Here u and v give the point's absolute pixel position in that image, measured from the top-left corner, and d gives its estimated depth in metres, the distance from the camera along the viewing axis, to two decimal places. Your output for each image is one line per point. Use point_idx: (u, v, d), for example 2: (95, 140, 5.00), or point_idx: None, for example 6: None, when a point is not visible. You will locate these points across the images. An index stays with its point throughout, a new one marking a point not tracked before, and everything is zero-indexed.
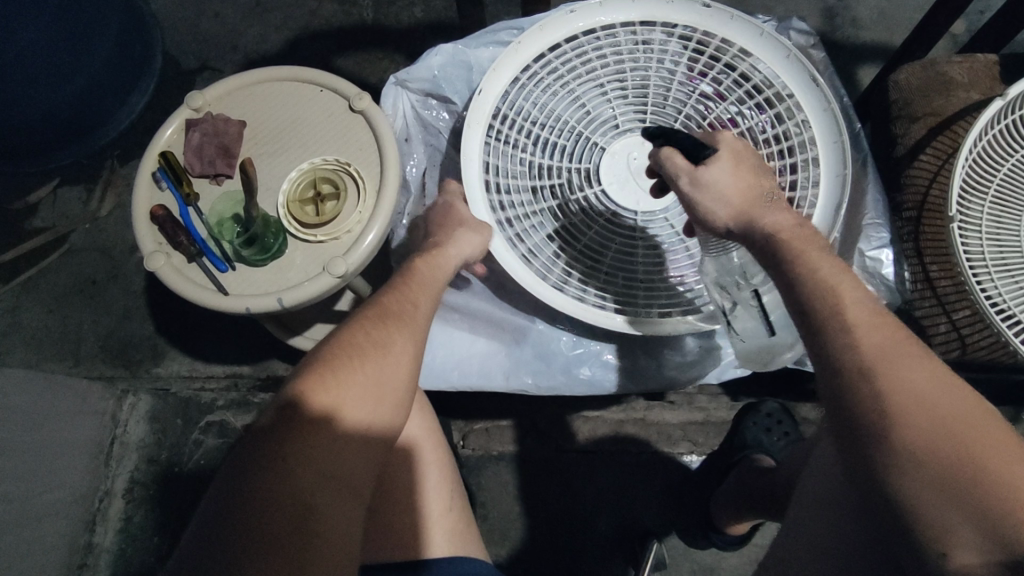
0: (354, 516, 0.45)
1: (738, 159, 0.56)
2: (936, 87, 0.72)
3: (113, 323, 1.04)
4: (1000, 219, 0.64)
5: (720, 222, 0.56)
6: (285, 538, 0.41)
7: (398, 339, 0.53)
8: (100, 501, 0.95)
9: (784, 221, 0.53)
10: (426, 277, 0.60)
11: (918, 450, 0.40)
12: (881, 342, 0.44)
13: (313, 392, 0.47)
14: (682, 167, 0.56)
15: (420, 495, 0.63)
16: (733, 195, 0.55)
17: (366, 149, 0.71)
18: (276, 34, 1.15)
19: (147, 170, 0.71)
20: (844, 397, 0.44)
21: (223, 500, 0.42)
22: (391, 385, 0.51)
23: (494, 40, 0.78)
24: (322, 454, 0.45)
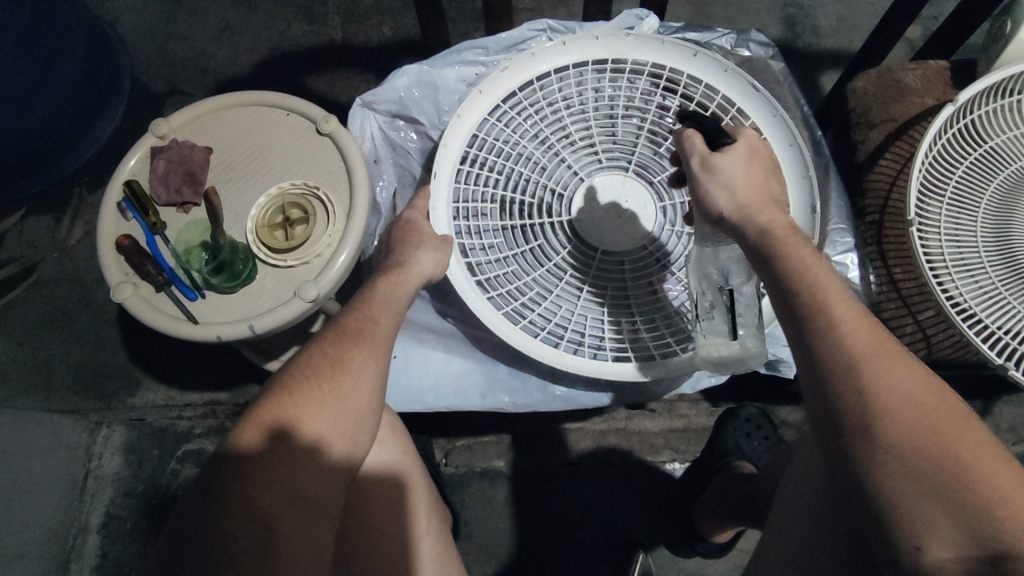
0: (326, 535, 0.46)
1: (754, 156, 0.54)
2: (892, 94, 0.74)
3: (86, 353, 1.02)
4: (958, 221, 0.65)
5: (717, 210, 0.54)
6: (248, 561, 0.41)
7: (357, 355, 0.52)
8: (74, 538, 0.89)
9: (783, 221, 0.52)
10: (389, 293, 0.59)
11: (909, 453, 0.41)
12: (872, 342, 0.44)
13: (275, 414, 0.47)
14: (699, 150, 0.55)
15: (409, 514, 0.63)
16: (744, 187, 0.53)
17: (335, 172, 0.71)
18: (246, 56, 1.15)
19: (112, 200, 0.70)
20: (829, 399, 0.45)
21: (189, 524, 0.42)
22: (353, 405, 0.50)
23: (461, 59, 0.77)
24: (285, 475, 0.45)
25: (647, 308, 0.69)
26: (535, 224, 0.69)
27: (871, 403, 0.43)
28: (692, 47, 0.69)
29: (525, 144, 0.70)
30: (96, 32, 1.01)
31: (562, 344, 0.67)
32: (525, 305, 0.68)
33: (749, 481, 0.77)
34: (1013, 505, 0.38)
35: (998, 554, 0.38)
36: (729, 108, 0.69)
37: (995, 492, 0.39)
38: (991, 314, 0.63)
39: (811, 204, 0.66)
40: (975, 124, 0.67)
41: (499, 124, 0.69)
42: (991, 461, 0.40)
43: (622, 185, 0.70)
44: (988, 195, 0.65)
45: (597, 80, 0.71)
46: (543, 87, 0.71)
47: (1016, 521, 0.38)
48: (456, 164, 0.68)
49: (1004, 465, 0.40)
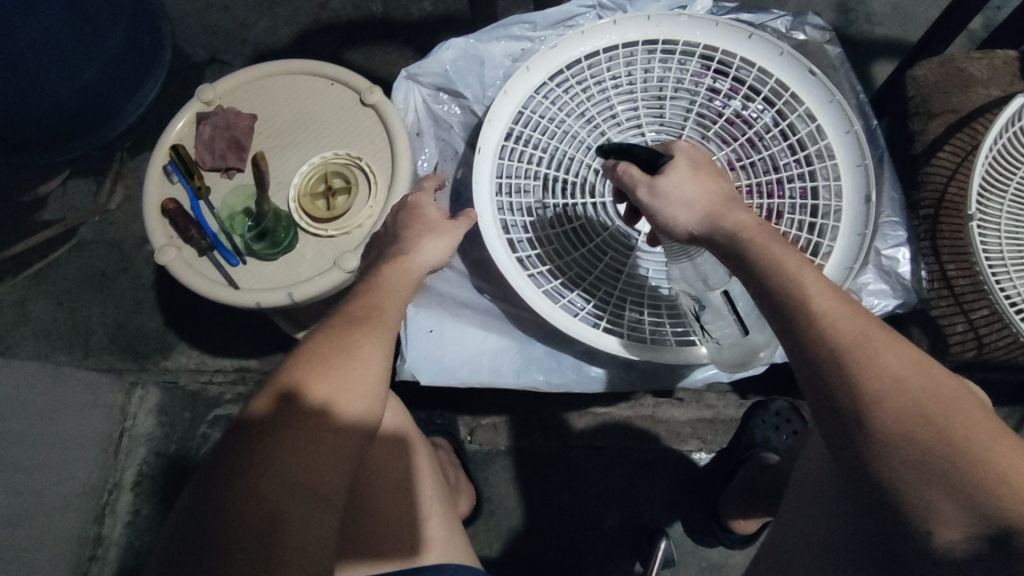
0: (333, 525, 0.44)
1: (695, 165, 0.54)
2: (955, 83, 0.71)
3: (122, 316, 1.04)
4: (1020, 216, 0.63)
5: (684, 229, 0.52)
6: (255, 556, 0.40)
7: (365, 344, 0.49)
8: (109, 494, 0.95)
9: (751, 220, 0.49)
10: (394, 280, 0.54)
11: (903, 435, 0.39)
12: (854, 331, 0.42)
13: (279, 407, 0.45)
14: (640, 178, 0.55)
15: (410, 498, 0.62)
16: (698, 199, 0.51)
17: (378, 144, 0.71)
18: (287, 28, 1.15)
19: (157, 163, 0.70)
20: (831, 400, 0.42)
21: (198, 519, 0.41)
22: (360, 392, 0.48)
23: (508, 34, 0.75)
24: (293, 468, 0.43)
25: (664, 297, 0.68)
26: (577, 203, 0.68)
27: (865, 389, 0.40)
28: (748, 29, 0.67)
29: (570, 121, 0.68)
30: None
31: (603, 328, 0.66)
32: (565, 285, 0.67)
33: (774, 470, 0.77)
34: (1013, 482, 0.37)
35: (1004, 531, 0.37)
36: (782, 93, 0.67)
37: (992, 467, 0.37)
38: None
39: (866, 193, 0.64)
40: None
41: (545, 101, 0.68)
42: (994, 444, 0.38)
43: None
44: None
45: (647, 60, 0.69)
46: (591, 66, 0.69)
47: (1016, 496, 0.36)
48: (502, 139, 0.67)
49: (1000, 438, 0.38)
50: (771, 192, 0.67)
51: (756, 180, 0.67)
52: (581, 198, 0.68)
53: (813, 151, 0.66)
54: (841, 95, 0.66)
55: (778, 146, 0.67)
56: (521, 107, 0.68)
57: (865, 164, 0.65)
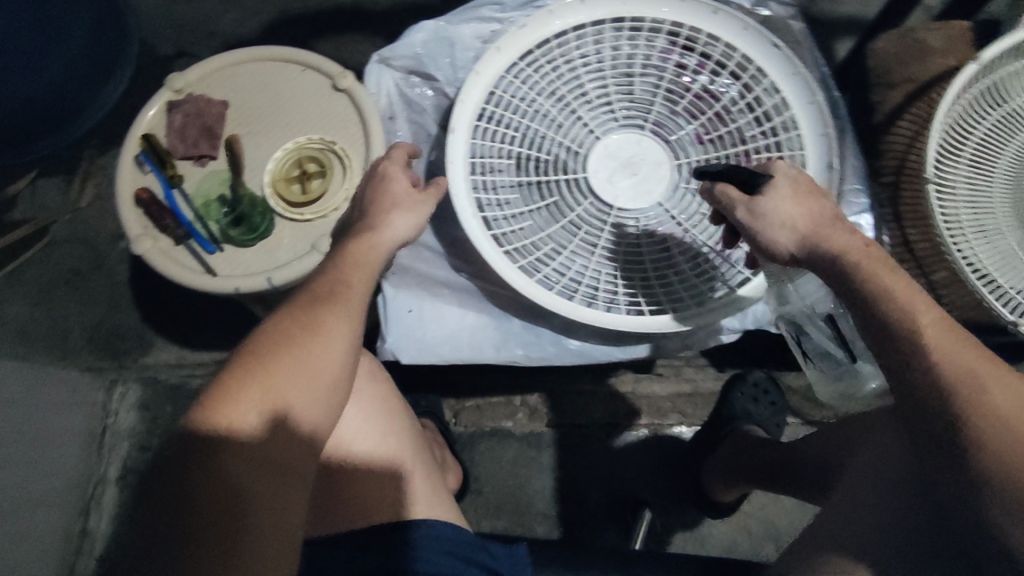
0: (297, 497, 0.46)
1: (796, 186, 0.55)
2: (911, 54, 0.73)
3: (100, 314, 1.03)
4: (976, 182, 0.65)
5: (783, 249, 0.54)
6: (214, 530, 0.41)
7: (330, 319, 0.50)
8: (94, 488, 0.95)
9: (853, 241, 0.51)
10: (362, 256, 0.55)
11: (999, 458, 0.42)
12: (947, 352, 0.45)
13: (235, 386, 0.45)
14: (738, 201, 0.56)
15: (389, 461, 0.61)
16: (800, 220, 0.53)
17: (351, 128, 0.71)
18: (255, 19, 1.13)
19: (129, 153, 0.70)
20: (931, 420, 0.45)
21: (156, 495, 0.42)
22: (322, 372, 0.48)
23: (478, 15, 0.76)
24: (252, 444, 0.44)
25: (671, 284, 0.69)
26: (551, 180, 0.69)
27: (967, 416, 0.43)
28: (713, 5, 0.68)
29: (541, 100, 0.69)
30: None
31: (579, 300, 0.68)
32: (539, 261, 0.68)
33: (763, 447, 0.78)
34: None
35: None
36: (747, 67, 0.69)
37: None
38: (1006, 276, 0.63)
39: (829, 160, 0.66)
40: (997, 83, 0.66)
41: (516, 81, 0.69)
42: None
43: (637, 144, 0.71)
44: (1007, 156, 0.65)
45: (616, 38, 0.70)
46: (561, 45, 0.70)
47: None
48: (474, 120, 0.68)
49: None
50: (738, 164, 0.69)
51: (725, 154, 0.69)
52: (555, 175, 0.69)
53: (779, 122, 0.68)
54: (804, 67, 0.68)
55: (745, 118, 0.69)
56: (493, 86, 0.69)
57: (828, 133, 0.67)
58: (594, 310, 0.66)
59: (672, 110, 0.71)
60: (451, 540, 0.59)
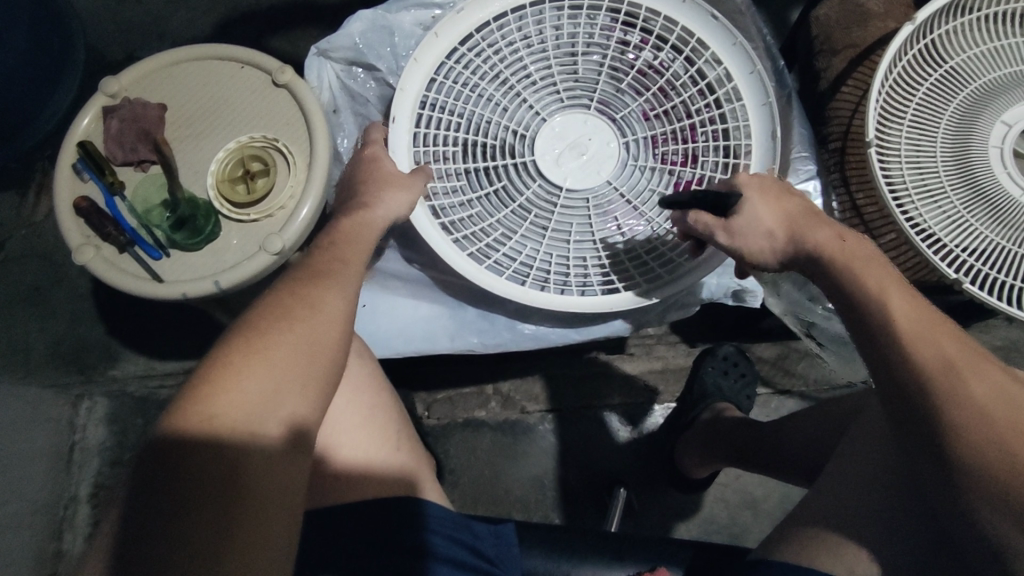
0: (298, 474, 0.45)
1: (765, 194, 0.58)
2: (854, 19, 0.73)
3: (63, 329, 1.01)
4: (919, 143, 0.65)
5: (774, 260, 0.57)
6: (219, 507, 0.39)
7: (328, 296, 0.51)
8: (66, 508, 0.94)
9: (831, 237, 0.54)
10: (354, 232, 0.58)
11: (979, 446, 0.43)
12: (914, 328, 0.47)
13: (237, 358, 0.45)
14: (714, 223, 0.58)
15: (371, 438, 0.61)
16: (776, 229, 0.56)
17: (294, 124, 0.70)
18: (202, 18, 1.10)
19: (66, 162, 0.68)
20: (910, 406, 0.46)
21: (155, 469, 0.40)
22: (324, 348, 0.49)
23: (417, 3, 0.75)
24: (255, 418, 0.43)
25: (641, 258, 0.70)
26: (498, 165, 0.68)
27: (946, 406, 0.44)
28: None
29: (484, 84, 0.68)
30: None
31: (530, 284, 0.68)
32: (489, 247, 0.69)
33: (747, 425, 0.79)
34: None
35: None
36: (689, 40, 0.68)
37: None
38: (950, 234, 0.63)
39: (771, 130, 0.67)
40: (935, 44, 0.66)
41: (457, 66, 0.68)
42: None
43: (584, 124, 0.70)
44: (949, 114, 0.65)
45: (557, 18, 0.69)
46: (502, 27, 0.69)
47: None
48: (417, 109, 0.67)
49: None
50: (683, 139, 0.69)
51: (671, 133, 0.69)
52: (502, 159, 0.68)
53: (722, 94, 0.68)
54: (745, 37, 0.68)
55: (690, 92, 0.68)
56: (434, 74, 0.68)
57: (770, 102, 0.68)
58: (547, 294, 0.67)
59: (618, 87, 0.70)
60: (439, 518, 0.58)
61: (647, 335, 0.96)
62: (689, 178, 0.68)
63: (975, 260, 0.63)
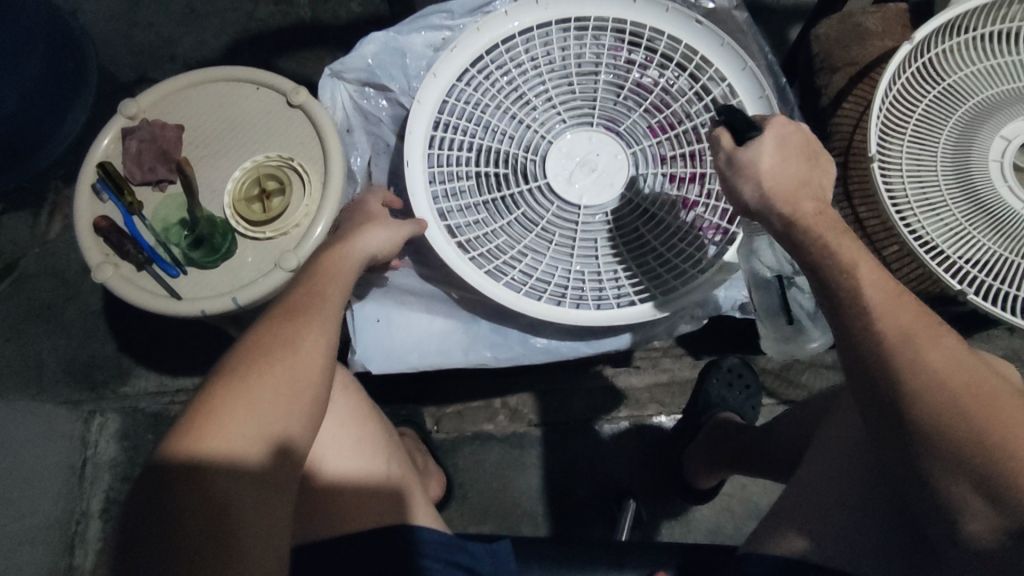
0: (283, 512, 0.46)
1: (783, 145, 0.56)
2: (852, 38, 0.75)
3: (74, 345, 1.02)
4: (920, 157, 0.67)
5: (744, 201, 0.57)
6: (205, 552, 0.40)
7: (308, 333, 0.51)
8: (77, 524, 0.94)
9: (811, 208, 0.54)
10: (334, 270, 0.57)
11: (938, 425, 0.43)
12: (893, 322, 0.46)
13: (216, 402, 0.46)
14: (722, 149, 0.58)
15: (366, 462, 0.62)
16: (773, 173, 0.55)
17: (309, 144, 0.71)
18: (214, 41, 1.12)
19: (86, 183, 0.70)
20: (874, 385, 0.46)
21: (143, 517, 0.41)
22: (305, 383, 0.49)
23: (428, 25, 0.76)
24: (237, 462, 0.44)
25: (654, 270, 0.71)
26: (510, 185, 0.70)
27: (906, 382, 0.44)
28: (663, 3, 0.70)
29: (494, 105, 0.70)
30: (59, 17, 0.98)
31: (545, 300, 0.69)
32: (505, 263, 0.70)
33: (744, 431, 0.80)
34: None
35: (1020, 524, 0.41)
36: (693, 58, 0.70)
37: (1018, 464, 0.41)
38: (952, 246, 0.65)
39: None
40: (934, 61, 0.68)
41: (467, 88, 0.70)
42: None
43: (590, 141, 0.72)
44: (949, 129, 0.67)
45: (563, 39, 0.71)
46: (510, 49, 0.71)
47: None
48: (430, 129, 0.69)
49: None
50: (692, 155, 0.70)
51: (680, 149, 0.70)
52: (513, 178, 0.70)
53: (727, 109, 0.70)
54: (750, 58, 0.70)
55: (697, 109, 0.70)
56: (445, 94, 0.69)
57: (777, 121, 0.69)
58: (561, 308, 0.68)
59: (624, 106, 0.71)
60: (433, 543, 0.59)
61: (653, 348, 0.97)
62: (697, 194, 0.70)
63: (977, 271, 0.64)
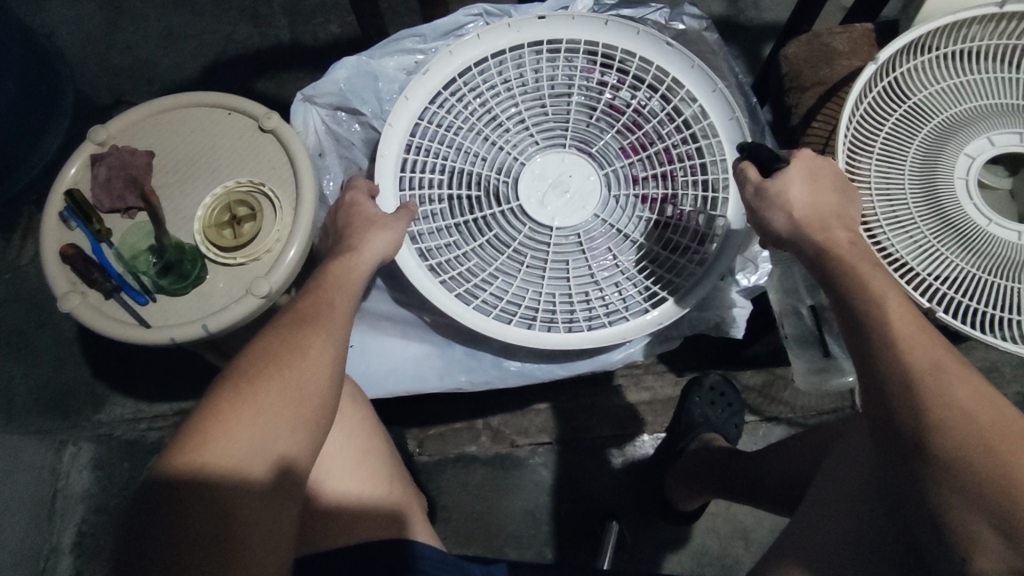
0: (286, 520, 0.45)
1: (811, 176, 0.57)
2: (820, 58, 0.77)
3: (47, 372, 1.00)
4: (888, 175, 0.67)
5: (776, 231, 0.57)
6: (204, 561, 0.39)
7: (315, 341, 0.51)
8: (48, 558, 0.92)
9: (844, 236, 0.54)
10: (341, 277, 0.58)
11: (963, 459, 0.43)
12: (928, 358, 0.46)
13: (226, 406, 0.45)
14: (751, 179, 0.59)
15: (368, 480, 0.61)
16: (801, 205, 0.56)
17: (280, 168, 0.71)
18: (190, 63, 1.12)
19: (53, 210, 0.68)
20: (893, 413, 0.46)
21: (144, 519, 0.40)
22: (312, 390, 0.49)
23: (400, 49, 0.77)
24: (244, 466, 0.43)
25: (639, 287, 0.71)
26: (484, 209, 0.70)
27: (933, 412, 0.44)
28: (635, 26, 0.70)
29: (467, 128, 0.70)
30: (32, 42, 0.97)
31: (517, 321, 0.69)
32: (477, 286, 0.70)
33: (727, 453, 0.80)
34: None
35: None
36: (664, 79, 0.71)
37: None
38: (923, 263, 0.65)
39: None
40: (899, 81, 0.69)
41: (440, 110, 0.70)
42: None
43: (562, 162, 0.71)
44: (915, 147, 0.68)
45: (536, 61, 0.71)
46: (482, 71, 0.71)
47: None
48: (403, 153, 0.69)
49: None
50: (664, 176, 0.71)
51: (652, 170, 0.71)
52: (485, 201, 0.70)
53: (698, 131, 0.70)
54: (722, 80, 0.70)
55: (668, 130, 0.70)
56: (418, 118, 0.70)
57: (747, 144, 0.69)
58: (532, 331, 0.68)
59: (595, 127, 0.71)
60: (432, 560, 0.57)
61: (635, 366, 0.97)
62: (669, 215, 0.70)
63: (947, 287, 0.64)
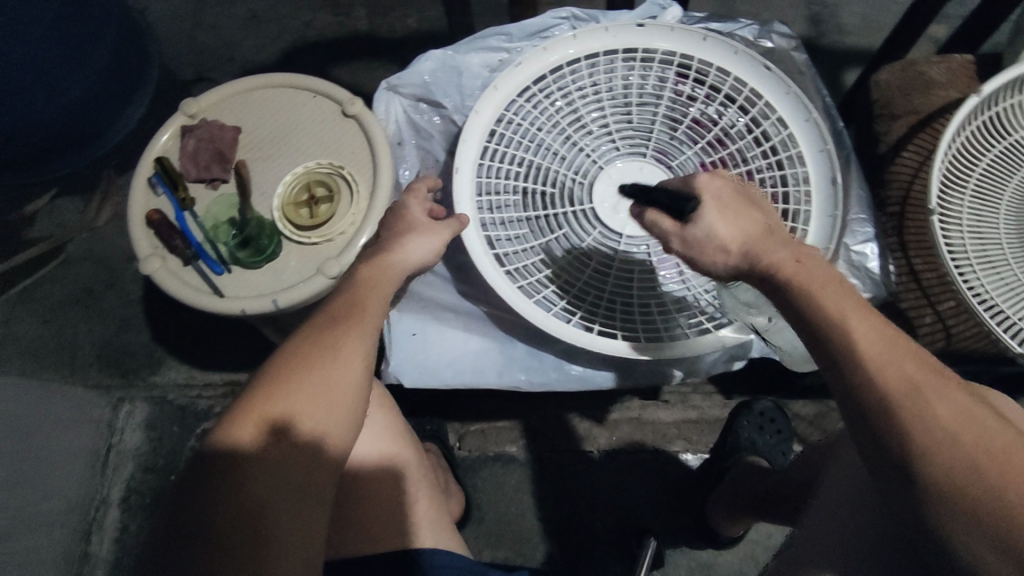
0: (314, 516, 0.45)
1: (723, 206, 0.52)
2: (915, 86, 0.74)
3: (110, 332, 1.04)
4: (981, 212, 0.65)
5: (722, 269, 0.52)
6: (230, 552, 0.40)
7: (348, 339, 0.49)
8: (96, 510, 0.95)
9: (789, 257, 0.49)
10: (374, 277, 0.54)
11: (951, 486, 0.39)
12: (900, 381, 0.41)
13: (259, 405, 0.45)
14: (671, 230, 0.54)
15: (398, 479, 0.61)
16: (729, 241, 0.51)
17: (360, 153, 0.72)
18: (272, 46, 1.15)
19: (142, 177, 0.71)
20: (880, 443, 0.42)
21: (183, 504, 0.42)
22: (342, 393, 0.47)
23: (486, 46, 0.77)
24: (272, 465, 0.44)
25: (686, 306, 0.70)
26: (558, 211, 0.70)
27: (913, 439, 0.40)
28: (734, 46, 0.69)
29: (549, 128, 0.70)
30: (128, 16, 1.02)
31: (577, 321, 0.68)
32: (540, 282, 0.69)
33: (767, 475, 0.76)
34: None
35: None
36: (756, 102, 0.70)
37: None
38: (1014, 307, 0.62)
39: (833, 209, 0.67)
40: (1002, 114, 0.66)
41: (526, 106, 0.70)
42: None
43: (639, 171, 0.70)
44: (1012, 187, 0.65)
45: (627, 69, 0.71)
46: (574, 72, 0.71)
47: None
48: (485, 146, 0.69)
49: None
50: None
51: None
52: (561, 204, 0.70)
53: (784, 157, 0.69)
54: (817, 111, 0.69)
55: (753, 153, 0.69)
56: (502, 112, 0.70)
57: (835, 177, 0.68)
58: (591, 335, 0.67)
59: (675, 138, 0.71)
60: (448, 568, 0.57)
61: (683, 384, 0.96)
62: None
63: None
